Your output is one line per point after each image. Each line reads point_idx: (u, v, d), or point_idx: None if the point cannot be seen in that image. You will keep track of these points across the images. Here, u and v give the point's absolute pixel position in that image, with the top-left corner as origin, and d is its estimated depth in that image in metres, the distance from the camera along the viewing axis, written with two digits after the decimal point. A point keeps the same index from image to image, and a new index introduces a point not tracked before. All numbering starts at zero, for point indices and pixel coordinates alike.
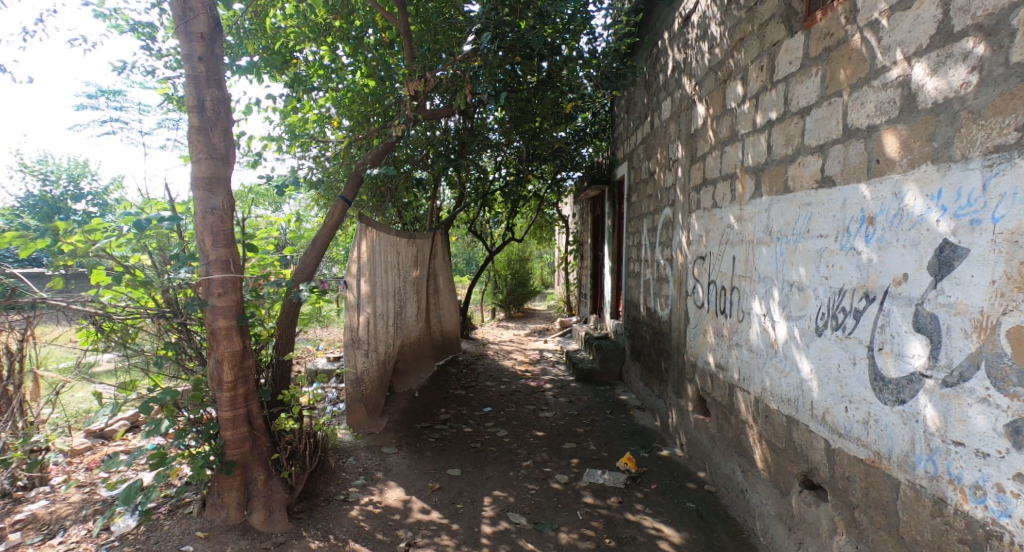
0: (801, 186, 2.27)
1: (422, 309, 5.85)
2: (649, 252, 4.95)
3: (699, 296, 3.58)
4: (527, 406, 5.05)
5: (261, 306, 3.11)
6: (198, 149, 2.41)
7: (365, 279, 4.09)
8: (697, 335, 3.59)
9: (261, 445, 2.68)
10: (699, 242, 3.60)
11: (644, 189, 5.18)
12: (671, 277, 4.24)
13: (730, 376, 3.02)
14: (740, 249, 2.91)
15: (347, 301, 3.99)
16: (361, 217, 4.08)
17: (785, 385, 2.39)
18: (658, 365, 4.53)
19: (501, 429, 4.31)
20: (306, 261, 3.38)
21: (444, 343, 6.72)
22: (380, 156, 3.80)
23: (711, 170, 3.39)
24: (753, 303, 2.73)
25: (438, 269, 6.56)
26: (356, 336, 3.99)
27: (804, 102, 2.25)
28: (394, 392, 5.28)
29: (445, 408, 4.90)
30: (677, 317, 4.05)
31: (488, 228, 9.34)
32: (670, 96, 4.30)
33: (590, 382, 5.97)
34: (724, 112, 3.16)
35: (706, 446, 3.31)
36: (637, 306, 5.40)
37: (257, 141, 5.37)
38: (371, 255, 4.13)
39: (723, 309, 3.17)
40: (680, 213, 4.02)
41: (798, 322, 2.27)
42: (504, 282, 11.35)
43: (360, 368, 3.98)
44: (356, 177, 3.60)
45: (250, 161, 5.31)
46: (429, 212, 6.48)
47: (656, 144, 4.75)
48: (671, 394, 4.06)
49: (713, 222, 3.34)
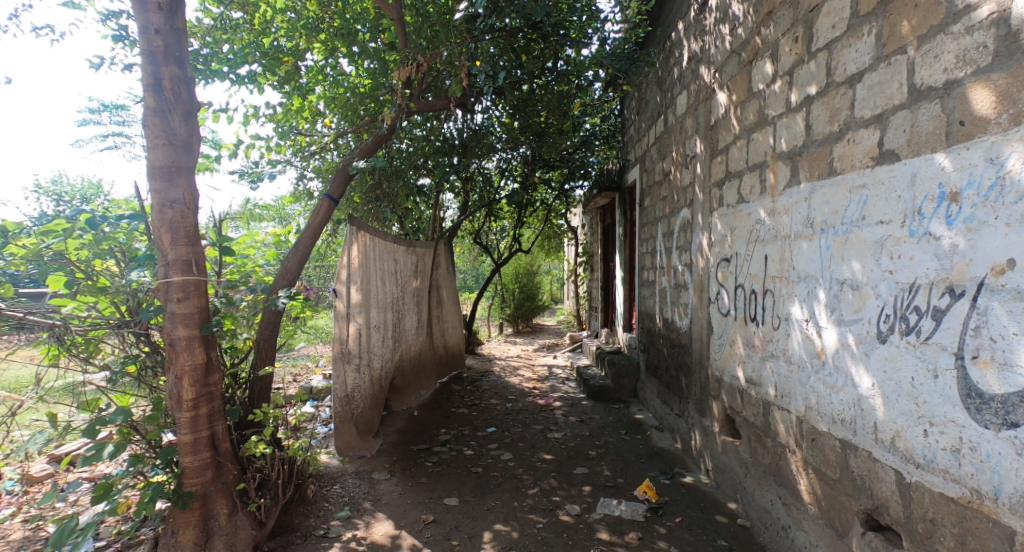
0: (851, 166, 1.93)
1: (421, 322, 5.50)
2: (665, 259, 4.60)
3: (723, 302, 3.23)
4: (534, 426, 4.67)
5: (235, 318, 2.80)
6: (154, 133, 2.10)
7: (356, 287, 3.76)
8: (722, 346, 3.23)
9: (226, 473, 2.34)
10: (722, 243, 3.26)
11: (658, 192, 4.85)
12: (690, 284, 3.89)
13: (764, 392, 2.65)
14: (774, 247, 2.56)
15: (335, 311, 3.61)
16: (352, 221, 3.75)
17: (837, 403, 2.02)
18: (677, 381, 4.16)
19: (506, 452, 3.94)
20: (287, 265, 3.05)
21: (446, 359, 6.37)
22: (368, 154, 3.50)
23: (735, 163, 3.06)
24: (792, 308, 2.38)
25: (440, 280, 6.28)
26: (346, 350, 3.63)
27: (853, 68, 1.92)
28: (392, 411, 4.89)
29: (446, 429, 4.51)
30: (699, 328, 3.68)
31: (495, 240, 9.04)
32: (686, 89, 4.00)
33: (602, 399, 5.58)
34: (751, 96, 2.84)
35: (737, 472, 2.93)
36: (652, 317, 5.04)
37: (255, 149, 5.15)
38: (362, 260, 3.83)
39: (752, 316, 2.81)
40: (700, 214, 3.68)
41: (852, 327, 1.92)
42: (512, 295, 11.03)
43: (350, 386, 3.63)
44: (343, 177, 3.32)
45: (250, 172, 5.10)
46: (431, 221, 6.22)
47: (671, 142, 4.43)
48: (694, 413, 3.68)
49: (739, 219, 3.00)
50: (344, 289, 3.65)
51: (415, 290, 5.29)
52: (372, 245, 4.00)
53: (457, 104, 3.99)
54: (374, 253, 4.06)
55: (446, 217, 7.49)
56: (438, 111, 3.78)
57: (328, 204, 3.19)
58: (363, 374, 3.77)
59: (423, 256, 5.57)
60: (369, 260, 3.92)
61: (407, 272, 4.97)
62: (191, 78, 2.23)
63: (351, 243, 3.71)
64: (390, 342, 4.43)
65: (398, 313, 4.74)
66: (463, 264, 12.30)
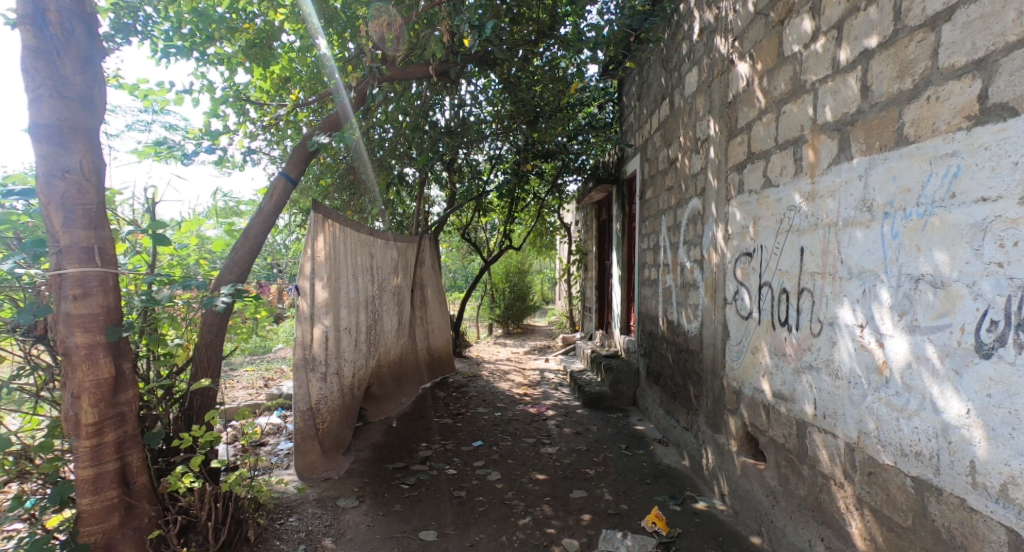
0: (934, 129, 1.53)
1: (401, 323, 5.06)
2: (669, 254, 4.21)
3: (743, 304, 2.83)
4: (525, 439, 4.24)
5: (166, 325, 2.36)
6: (37, 82, 1.69)
7: (321, 283, 3.28)
8: (742, 355, 2.82)
9: (138, 518, 1.86)
10: (742, 236, 2.86)
11: (663, 182, 4.45)
12: (701, 282, 3.50)
13: (797, 411, 2.24)
14: (814, 238, 2.15)
15: (297, 312, 3.11)
16: (316, 205, 3.22)
17: (906, 432, 1.61)
18: (685, 390, 3.77)
19: (493, 471, 3.49)
20: (237, 255, 2.59)
21: (429, 363, 5.93)
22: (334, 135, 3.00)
23: (760, 142, 2.66)
24: (837, 310, 1.97)
25: (425, 278, 5.86)
26: (310, 356, 3.18)
27: (938, 5, 1.52)
28: (369, 421, 4.46)
29: (427, 443, 4.06)
30: (712, 332, 3.28)
31: (485, 236, 8.63)
32: (698, 65, 3.62)
33: (599, 408, 5.18)
34: (782, 63, 2.45)
35: (762, 501, 2.52)
36: (654, 318, 4.65)
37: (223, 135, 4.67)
38: (328, 252, 3.34)
39: (782, 320, 2.39)
40: (714, 203, 3.29)
41: (931, 336, 1.52)
42: (502, 295, 10.60)
43: (315, 397, 3.18)
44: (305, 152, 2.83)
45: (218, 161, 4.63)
46: (416, 214, 5.79)
47: (678, 126, 4.03)
48: (706, 428, 3.28)
49: (765, 207, 2.61)
50: (308, 286, 3.15)
51: (393, 288, 4.83)
52: (339, 235, 3.48)
53: (438, 73, 3.56)
54: (343, 245, 3.57)
55: (433, 212, 7.07)
56: (414, 78, 3.32)
57: (286, 186, 2.74)
58: (331, 382, 3.33)
59: (404, 251, 5.11)
60: (335, 252, 3.44)
61: (385, 268, 4.56)
62: (93, 20, 1.85)
63: (314, 233, 3.20)
64: (364, 346, 4.00)
65: (374, 314, 4.29)
66: (452, 263, 11.83)
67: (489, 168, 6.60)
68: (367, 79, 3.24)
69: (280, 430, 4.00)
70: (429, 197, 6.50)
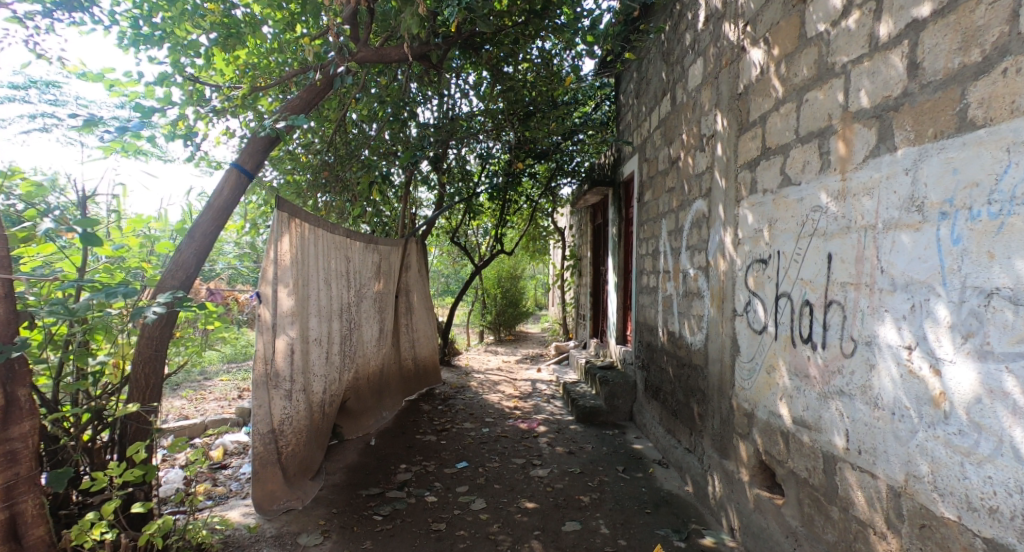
0: (1016, 108, 1.26)
1: (382, 331, 4.76)
2: (671, 261, 3.93)
3: (756, 316, 2.55)
4: (514, 459, 3.93)
5: (102, 334, 2.12)
6: None
7: (286, 290, 2.97)
8: (754, 373, 2.53)
9: None
10: (755, 241, 2.58)
11: (663, 184, 4.18)
12: (707, 291, 3.22)
13: (823, 443, 1.95)
14: (845, 243, 1.86)
15: (258, 322, 2.81)
16: (280, 202, 2.90)
17: (977, 480, 1.33)
18: (688, 408, 3.48)
19: (478, 498, 3.18)
20: (180, 258, 2.27)
21: (414, 375, 5.62)
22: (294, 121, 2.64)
23: (776, 136, 2.39)
24: (875, 328, 1.69)
25: (412, 284, 5.55)
26: (272, 372, 2.87)
27: None
28: (344, 439, 4.15)
29: (406, 464, 3.75)
30: (719, 347, 3.00)
31: (476, 240, 8.35)
32: (703, 56, 3.36)
33: (593, 423, 4.88)
34: (802, 45, 2.18)
35: (781, 543, 2.22)
36: (653, 328, 4.37)
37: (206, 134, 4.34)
38: (295, 256, 3.04)
39: (805, 337, 2.11)
40: (721, 205, 3.01)
41: (1012, 364, 1.25)
42: (493, 301, 10.29)
43: (277, 418, 2.88)
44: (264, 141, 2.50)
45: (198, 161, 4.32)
46: (402, 216, 5.49)
47: (681, 123, 3.77)
48: (713, 452, 2.99)
49: (782, 207, 2.32)
50: (271, 293, 2.84)
51: (372, 295, 4.53)
52: (305, 237, 3.18)
53: (418, 56, 3.26)
54: (309, 248, 3.26)
55: (421, 215, 6.79)
56: (390, 60, 3.01)
57: (239, 180, 2.41)
58: (296, 400, 3.03)
59: (387, 255, 4.82)
60: (301, 256, 3.13)
61: (363, 273, 4.27)
62: None
63: (278, 234, 2.90)
64: (335, 357, 3.70)
65: (349, 322, 3.98)
66: (443, 268, 11.51)
67: (478, 170, 6.36)
68: (334, 59, 2.87)
69: (246, 451, 3.75)
70: (417, 199, 6.21)
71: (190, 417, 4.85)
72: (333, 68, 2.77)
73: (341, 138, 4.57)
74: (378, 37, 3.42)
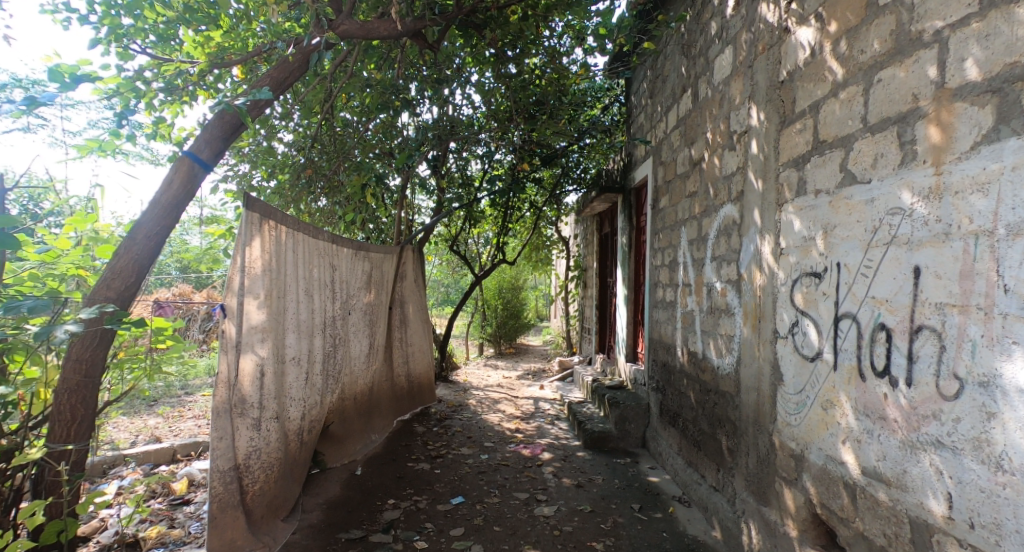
0: None
1: (372, 347, 4.37)
2: (693, 273, 3.56)
3: (806, 339, 2.16)
4: (516, 495, 3.52)
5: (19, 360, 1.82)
6: None
7: (256, 302, 2.58)
8: (805, 409, 2.15)
9: None
10: (803, 251, 2.21)
11: (683, 189, 3.82)
12: (738, 308, 2.85)
13: (911, 506, 1.57)
14: (940, 254, 1.48)
15: (222, 339, 2.42)
16: (248, 199, 2.51)
17: None
18: (713, 439, 3.09)
19: (474, 545, 2.77)
20: (119, 265, 1.90)
21: (408, 393, 5.22)
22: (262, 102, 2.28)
23: (832, 127, 2.02)
24: (998, 367, 1.31)
25: (407, 294, 5.17)
26: (236, 398, 2.48)
27: None
28: (326, 467, 3.75)
29: (394, 499, 3.34)
30: (756, 373, 2.62)
31: (476, 249, 8.00)
32: (733, 43, 3.01)
33: (603, 450, 4.48)
34: (871, 14, 1.81)
35: None
36: (672, 347, 3.99)
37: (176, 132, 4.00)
38: (268, 264, 2.65)
39: (879, 371, 1.72)
40: (757, 211, 2.64)
41: None
42: (494, 312, 9.90)
43: (241, 452, 2.48)
44: (231, 120, 2.15)
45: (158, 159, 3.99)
46: (398, 222, 5.15)
47: (705, 121, 3.40)
48: (747, 495, 2.61)
49: (841, 210, 1.95)
50: (237, 306, 2.46)
51: (361, 307, 4.14)
52: (281, 242, 2.79)
53: (411, 33, 2.90)
54: (285, 255, 2.88)
55: (418, 221, 6.44)
56: (378, 36, 2.65)
57: (196, 167, 2.04)
58: (266, 430, 2.63)
59: (379, 263, 4.44)
60: (277, 264, 2.75)
61: (350, 282, 3.90)
62: None
63: (248, 239, 2.51)
64: (316, 378, 3.31)
65: (334, 338, 3.59)
66: (443, 278, 11.13)
67: (480, 176, 6.09)
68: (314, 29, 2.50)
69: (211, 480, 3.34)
70: (414, 204, 5.86)
71: (163, 439, 4.45)
72: (307, 40, 2.42)
73: (329, 126, 4.16)
74: (367, 12, 3.07)
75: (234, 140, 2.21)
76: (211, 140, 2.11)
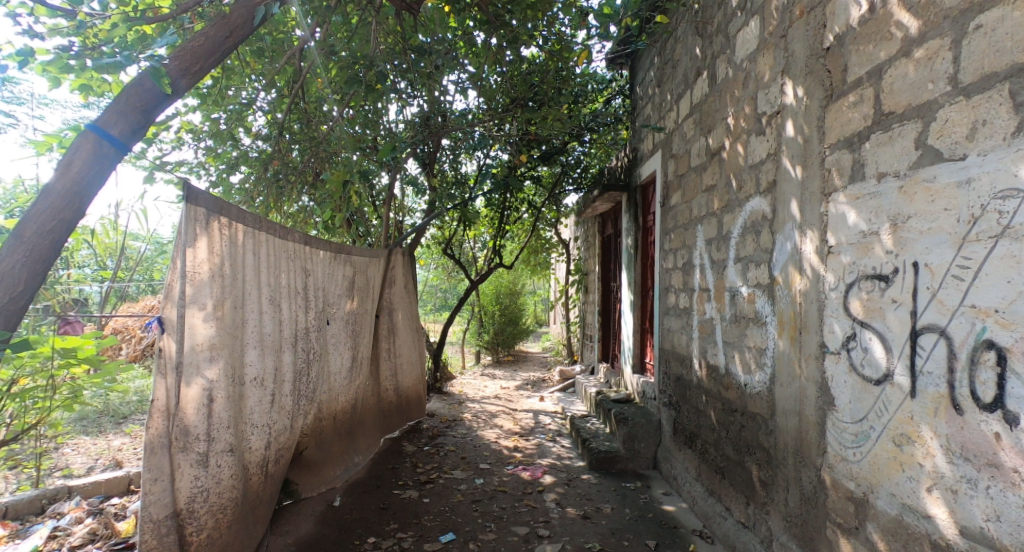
0: None
1: (355, 360, 3.97)
2: (713, 278, 3.18)
3: (865, 356, 1.77)
4: (514, 531, 3.13)
5: None
6: None
7: (202, 314, 2.17)
8: (864, 446, 1.76)
9: None
10: (859, 250, 1.82)
11: (699, 183, 3.43)
12: (770, 318, 2.47)
13: None
14: None
15: (160, 359, 2.03)
16: (190, 189, 2.11)
17: None
18: (741, 469, 2.71)
19: None
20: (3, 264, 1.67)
21: (396, 409, 4.80)
22: (199, 59, 2.03)
23: (901, 97, 1.63)
24: None
25: (396, 302, 4.77)
26: (177, 430, 2.09)
27: None
28: (300, 498, 3.35)
29: (375, 538, 2.97)
30: (795, 395, 2.23)
31: (472, 253, 7.61)
32: (759, 13, 2.62)
33: (609, 472, 4.09)
34: None
35: None
36: (687, 359, 3.61)
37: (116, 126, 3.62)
38: (219, 269, 2.25)
39: (988, 404, 1.33)
40: (794, 204, 2.26)
41: None
42: (491, 319, 9.51)
43: (182, 496, 2.10)
44: (152, 88, 1.91)
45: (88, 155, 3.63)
46: (385, 223, 4.77)
47: (725, 104, 3.01)
48: (787, 539, 2.23)
49: (916, 195, 1.56)
50: (179, 319, 2.06)
51: (342, 316, 3.73)
52: (236, 243, 2.38)
53: None
54: (243, 258, 2.48)
55: (409, 223, 6.06)
56: None
57: (100, 145, 1.79)
58: (217, 467, 2.24)
59: (363, 269, 4.03)
60: (232, 269, 2.34)
61: (328, 288, 3.50)
62: None
63: (192, 240, 2.11)
64: (286, 400, 2.91)
65: (307, 352, 3.18)
66: (439, 283, 10.74)
67: (475, 175, 5.72)
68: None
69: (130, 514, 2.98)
70: (404, 204, 5.49)
71: (125, 464, 4.04)
72: None
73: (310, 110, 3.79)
74: None
75: (164, 110, 1.99)
76: (125, 110, 1.85)
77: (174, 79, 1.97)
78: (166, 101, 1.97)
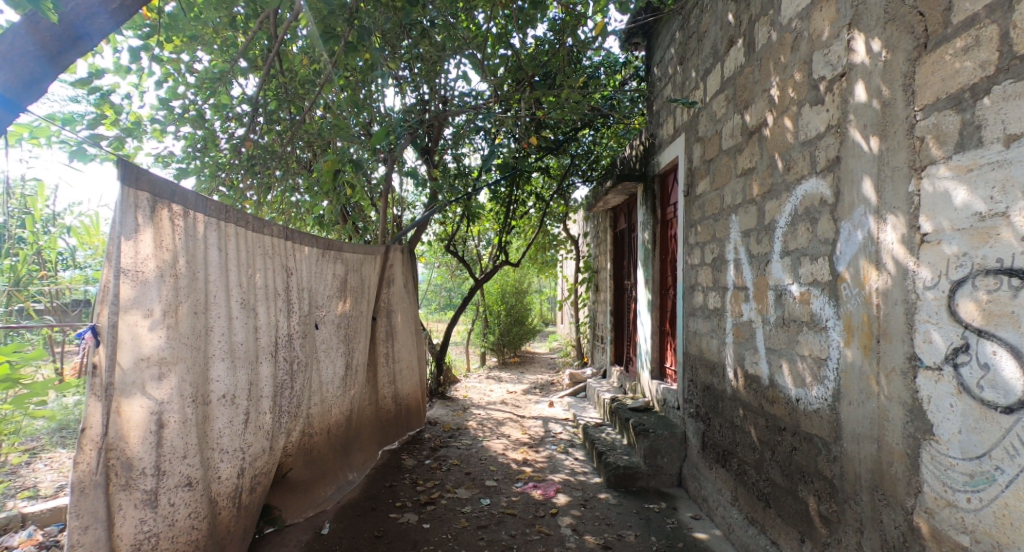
0: None
1: (349, 368, 3.58)
2: (753, 274, 2.78)
3: (985, 377, 1.40)
4: None
5: None
6: None
7: (148, 321, 1.79)
8: (988, 493, 1.39)
9: None
10: (974, 239, 1.43)
11: (732, 167, 3.02)
12: (832, 323, 2.07)
13: None
14: None
15: (93, 377, 1.65)
16: (125, 166, 1.71)
17: None
18: (795, 500, 2.32)
19: None
20: None
21: (395, 419, 4.42)
22: None
23: None
24: None
25: (395, 303, 4.38)
26: (119, 463, 1.71)
27: None
28: (286, 525, 2.98)
29: None
30: (871, 418, 1.83)
31: (476, 250, 7.22)
32: None
33: (630, 491, 3.70)
34: None
35: None
36: (719, 366, 3.21)
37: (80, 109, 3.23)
38: (170, 267, 1.86)
39: None
40: (867, 184, 1.86)
41: None
42: (497, 319, 9.14)
43: (124, 545, 1.72)
44: (48, 26, 1.59)
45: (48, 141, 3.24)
46: (382, 218, 4.39)
47: (767, 73, 2.61)
48: None
49: None
50: (111, 329, 1.67)
51: (333, 320, 3.35)
52: (194, 236, 2.00)
53: None
54: (206, 255, 2.09)
55: (409, 218, 5.67)
56: None
57: None
58: (171, 506, 1.85)
59: (357, 267, 3.65)
60: (188, 266, 1.96)
61: (315, 288, 3.11)
62: None
63: (131, 231, 1.73)
64: (266, 418, 2.53)
65: (290, 362, 2.80)
66: (442, 282, 10.36)
67: (479, 166, 5.31)
68: None
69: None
70: (402, 197, 5.10)
71: None
72: None
73: (290, 86, 3.38)
74: None
75: (79, 55, 1.67)
76: (9, 51, 1.53)
77: (90, 18, 1.63)
78: (78, 44, 1.65)
